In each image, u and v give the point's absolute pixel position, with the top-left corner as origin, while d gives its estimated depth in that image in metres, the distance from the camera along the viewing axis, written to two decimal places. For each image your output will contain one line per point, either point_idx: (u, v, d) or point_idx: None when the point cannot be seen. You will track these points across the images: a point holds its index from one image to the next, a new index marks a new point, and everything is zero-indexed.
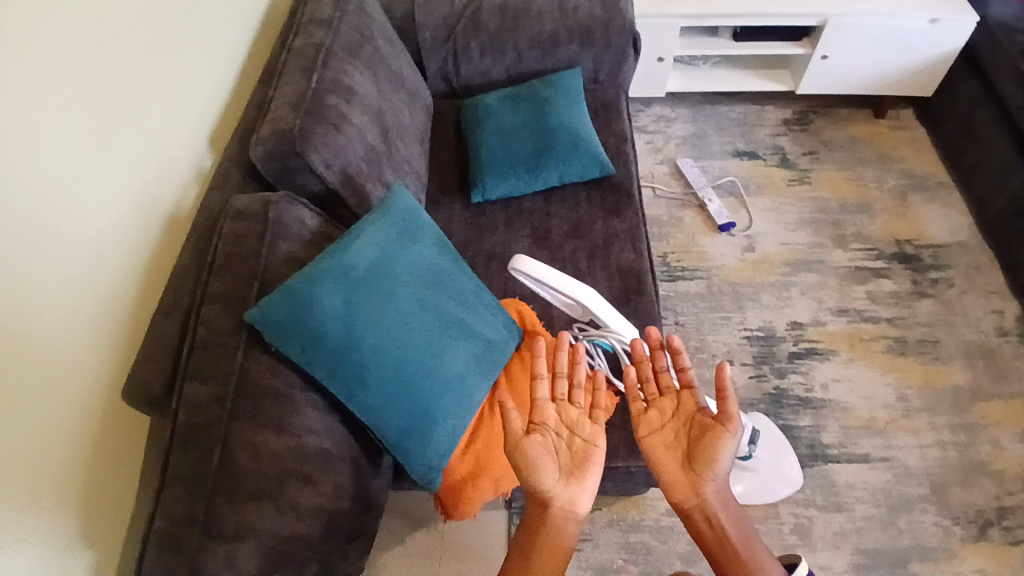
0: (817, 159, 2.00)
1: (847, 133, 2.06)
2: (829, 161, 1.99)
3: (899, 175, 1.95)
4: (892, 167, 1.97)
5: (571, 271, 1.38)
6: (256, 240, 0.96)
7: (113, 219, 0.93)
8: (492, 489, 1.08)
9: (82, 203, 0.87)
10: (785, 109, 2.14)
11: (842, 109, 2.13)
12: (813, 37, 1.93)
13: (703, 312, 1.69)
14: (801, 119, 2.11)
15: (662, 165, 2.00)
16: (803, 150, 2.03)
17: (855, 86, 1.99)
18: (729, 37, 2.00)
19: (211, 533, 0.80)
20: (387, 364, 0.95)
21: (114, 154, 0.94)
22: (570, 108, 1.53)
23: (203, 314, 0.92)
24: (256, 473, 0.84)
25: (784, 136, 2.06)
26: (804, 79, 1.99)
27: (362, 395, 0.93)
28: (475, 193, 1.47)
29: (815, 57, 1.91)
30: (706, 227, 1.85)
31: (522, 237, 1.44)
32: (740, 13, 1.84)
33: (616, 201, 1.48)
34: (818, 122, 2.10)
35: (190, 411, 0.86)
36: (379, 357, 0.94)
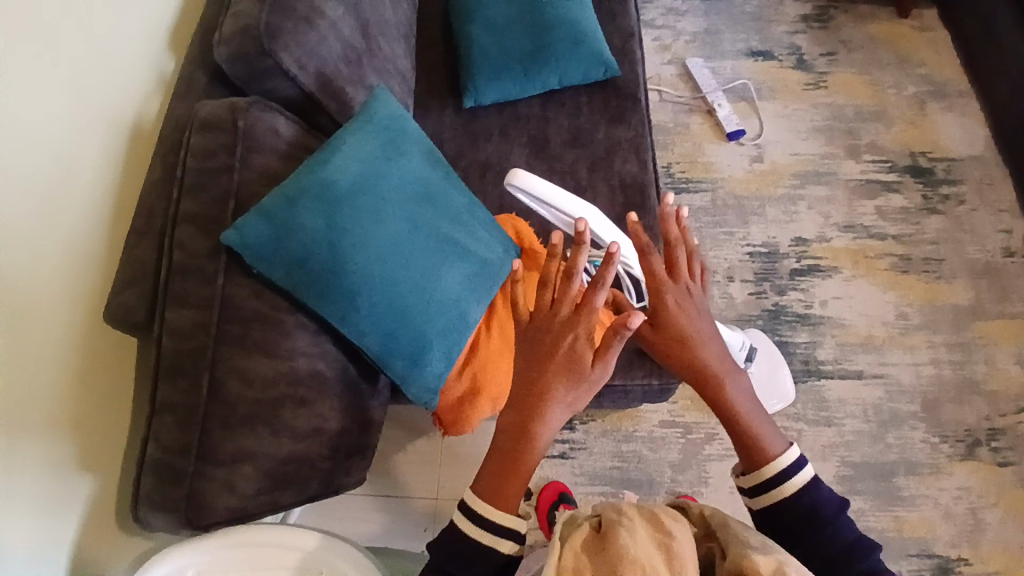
0: (836, 61, 1.85)
1: (867, 31, 1.90)
2: (848, 63, 1.85)
3: (922, 79, 1.82)
4: (912, 71, 1.83)
5: (570, 183, 1.30)
6: (227, 154, 0.87)
7: (65, 134, 0.82)
8: (491, 407, 1.06)
9: (18, 118, 0.75)
10: (805, 2, 1.96)
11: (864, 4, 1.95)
12: None
13: (706, 227, 1.63)
14: (821, 14, 1.93)
15: (669, 65, 1.85)
16: (821, 51, 1.87)
17: None
18: None
19: (207, 461, 0.79)
20: (377, 288, 0.90)
21: (53, 59, 0.81)
22: None
23: (178, 236, 0.85)
24: (248, 400, 0.81)
25: (802, 35, 1.90)
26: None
27: (355, 320, 0.89)
28: (466, 97, 1.35)
29: None
30: (714, 135, 1.74)
31: (519, 146, 1.34)
32: None
33: (619, 107, 1.37)
34: (838, 19, 1.92)
35: (175, 339, 0.81)
36: (370, 280, 0.89)
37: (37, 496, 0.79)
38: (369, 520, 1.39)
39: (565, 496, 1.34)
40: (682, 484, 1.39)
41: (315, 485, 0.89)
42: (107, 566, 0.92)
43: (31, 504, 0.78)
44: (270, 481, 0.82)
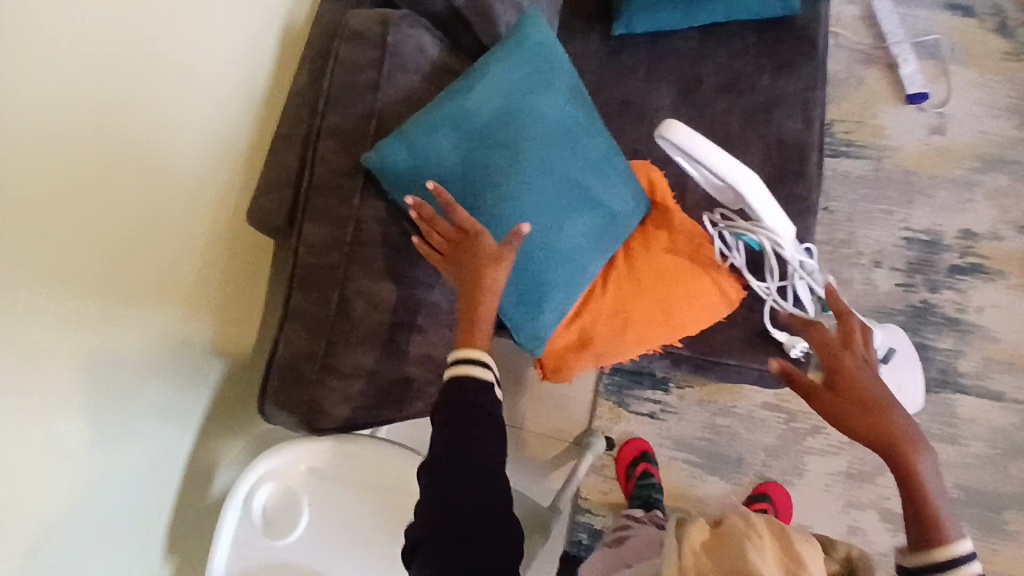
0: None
1: None
2: None
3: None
4: None
5: (719, 136, 1.18)
6: (374, 69, 0.85)
7: (217, 31, 0.82)
8: (594, 362, 1.03)
9: (178, 11, 0.75)
10: None
11: None
12: None
13: (860, 200, 1.45)
14: None
15: (853, 5, 1.59)
16: None
17: None
18: None
19: (330, 371, 0.81)
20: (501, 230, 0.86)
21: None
22: None
23: (319, 149, 0.85)
24: (370, 320, 0.82)
25: None
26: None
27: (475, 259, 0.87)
28: (618, 23, 1.23)
29: None
30: (891, 95, 1.51)
31: (667, 86, 1.22)
32: None
33: (791, 54, 1.20)
34: None
35: (310, 251, 0.82)
36: (494, 221, 0.85)
37: (179, 375, 0.86)
38: None
39: (646, 455, 1.33)
40: (773, 470, 1.33)
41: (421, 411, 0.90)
42: (230, 443, 1.01)
43: (175, 381, 0.85)
44: (383, 400, 0.84)
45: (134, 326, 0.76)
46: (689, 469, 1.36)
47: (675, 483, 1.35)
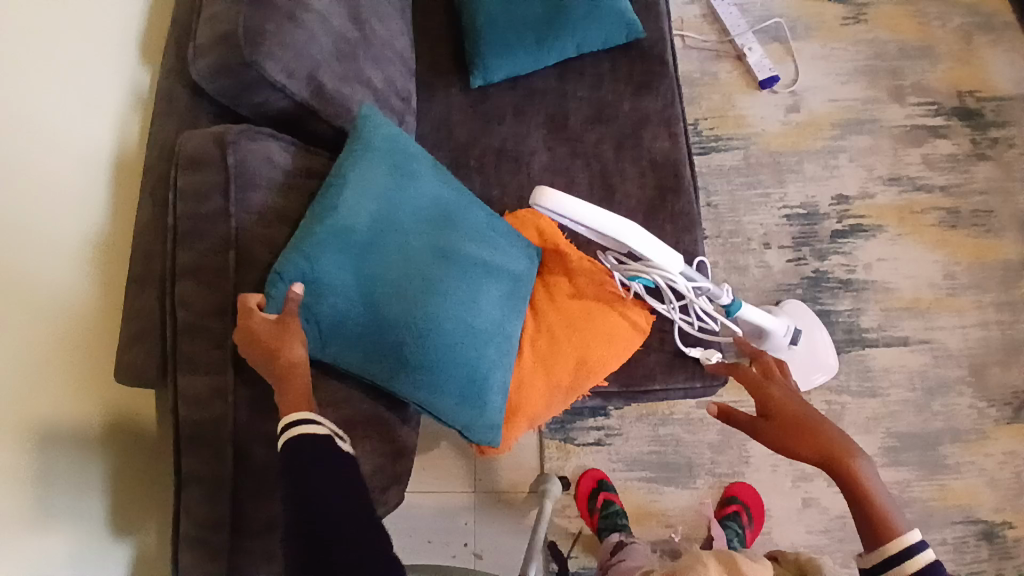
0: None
1: None
2: None
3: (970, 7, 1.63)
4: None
5: (597, 167, 1.19)
6: (221, 195, 0.78)
7: (37, 197, 0.75)
8: (528, 428, 1.01)
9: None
10: None
11: None
12: None
13: (738, 189, 1.52)
14: None
15: (692, 5, 1.66)
16: None
17: None
18: None
19: (241, 530, 0.75)
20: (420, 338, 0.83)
21: (18, 84, 0.73)
22: None
23: (179, 293, 0.78)
24: (274, 465, 0.76)
25: None
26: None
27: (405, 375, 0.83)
28: (476, 75, 1.21)
29: None
30: (746, 84, 1.60)
31: (536, 126, 1.23)
32: None
33: (646, 74, 1.23)
34: None
35: (191, 407, 0.76)
36: (410, 331, 0.83)
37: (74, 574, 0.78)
38: (416, 515, 1.38)
39: (604, 484, 1.33)
40: (723, 466, 1.37)
41: None
42: None
43: None
44: None
45: (10, 518, 0.68)
46: (645, 486, 1.37)
47: (636, 503, 1.36)
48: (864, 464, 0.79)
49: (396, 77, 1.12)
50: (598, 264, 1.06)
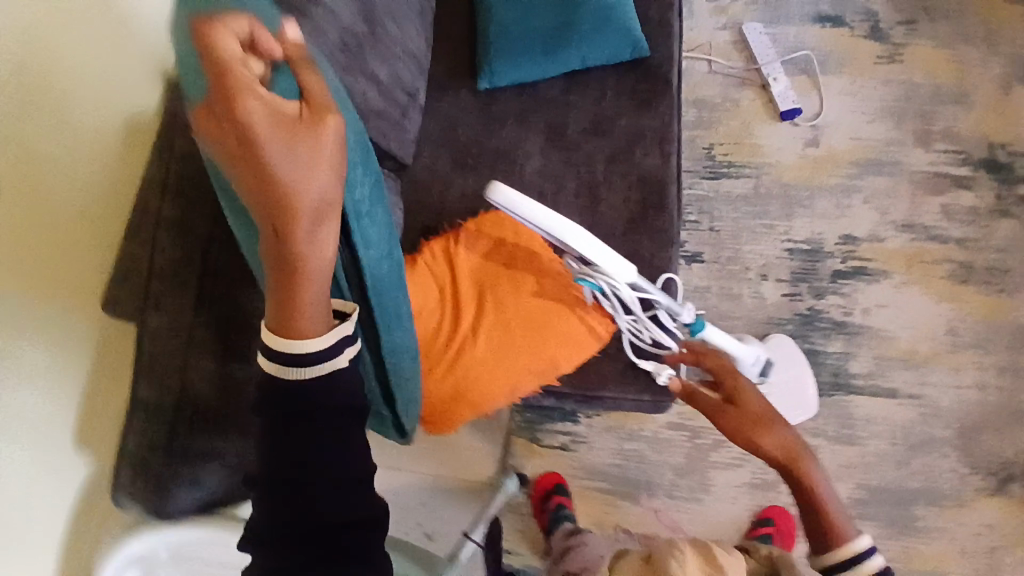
0: (915, 31, 1.61)
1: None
2: (927, 35, 1.61)
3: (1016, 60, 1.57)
4: (999, 49, 1.59)
5: (586, 177, 1.22)
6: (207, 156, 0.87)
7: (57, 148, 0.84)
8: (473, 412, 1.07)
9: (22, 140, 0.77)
10: None
11: None
12: None
13: (744, 218, 1.51)
14: None
15: (724, 30, 1.66)
16: (899, 19, 1.63)
17: None
18: None
19: (180, 459, 0.84)
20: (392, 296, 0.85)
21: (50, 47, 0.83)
22: None
23: (158, 240, 0.86)
24: (213, 405, 0.85)
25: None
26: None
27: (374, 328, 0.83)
28: (482, 78, 1.28)
29: None
30: (766, 112, 1.58)
31: (534, 132, 1.27)
32: None
33: (648, 92, 1.26)
34: None
35: (150, 343, 0.84)
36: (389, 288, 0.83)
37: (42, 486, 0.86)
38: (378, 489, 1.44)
39: (560, 489, 1.35)
40: (683, 490, 1.36)
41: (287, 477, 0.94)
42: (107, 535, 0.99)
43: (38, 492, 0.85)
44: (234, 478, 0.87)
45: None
46: (603, 497, 1.38)
47: (592, 512, 1.37)
48: (810, 465, 0.87)
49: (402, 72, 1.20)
50: (565, 268, 1.11)
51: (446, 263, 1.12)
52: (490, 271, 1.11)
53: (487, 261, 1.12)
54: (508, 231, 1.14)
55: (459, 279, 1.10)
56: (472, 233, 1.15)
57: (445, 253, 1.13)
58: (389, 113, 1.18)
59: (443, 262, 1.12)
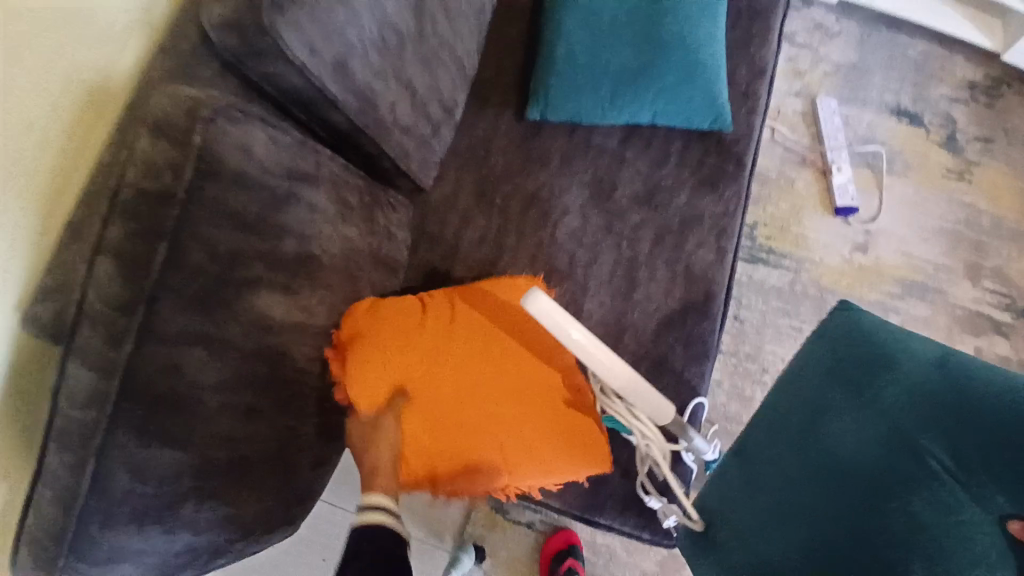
0: (989, 151, 1.50)
1: None
2: (1005, 155, 1.50)
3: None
4: None
5: (628, 252, 1.06)
6: (172, 174, 0.67)
7: None
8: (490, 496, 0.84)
9: None
10: (980, 65, 1.56)
11: None
12: None
13: (772, 313, 1.40)
14: (994, 85, 1.55)
15: (797, 99, 1.52)
16: (978, 133, 1.51)
17: None
18: None
19: (77, 555, 0.66)
20: (919, 394, 0.70)
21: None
22: (701, 14, 1.07)
23: (94, 268, 0.66)
24: (137, 495, 0.67)
25: (962, 105, 1.53)
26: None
27: (973, 473, 0.68)
28: (533, 106, 1.09)
29: None
30: (821, 202, 1.45)
31: (579, 185, 1.09)
32: None
33: (714, 171, 1.09)
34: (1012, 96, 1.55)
35: (67, 406, 0.65)
36: (817, 401, 0.73)
37: None
38: None
39: (573, 551, 1.23)
40: None
41: (215, 556, 0.79)
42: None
43: None
44: (159, 566, 0.73)
45: None
46: None
47: None
48: None
49: (449, 84, 1.03)
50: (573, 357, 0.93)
51: (446, 305, 0.91)
52: (494, 333, 0.89)
53: (488, 314, 0.90)
54: (507, 295, 0.93)
55: (455, 333, 0.88)
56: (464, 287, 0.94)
57: (440, 292, 0.93)
58: (419, 129, 0.99)
59: (439, 308, 0.91)
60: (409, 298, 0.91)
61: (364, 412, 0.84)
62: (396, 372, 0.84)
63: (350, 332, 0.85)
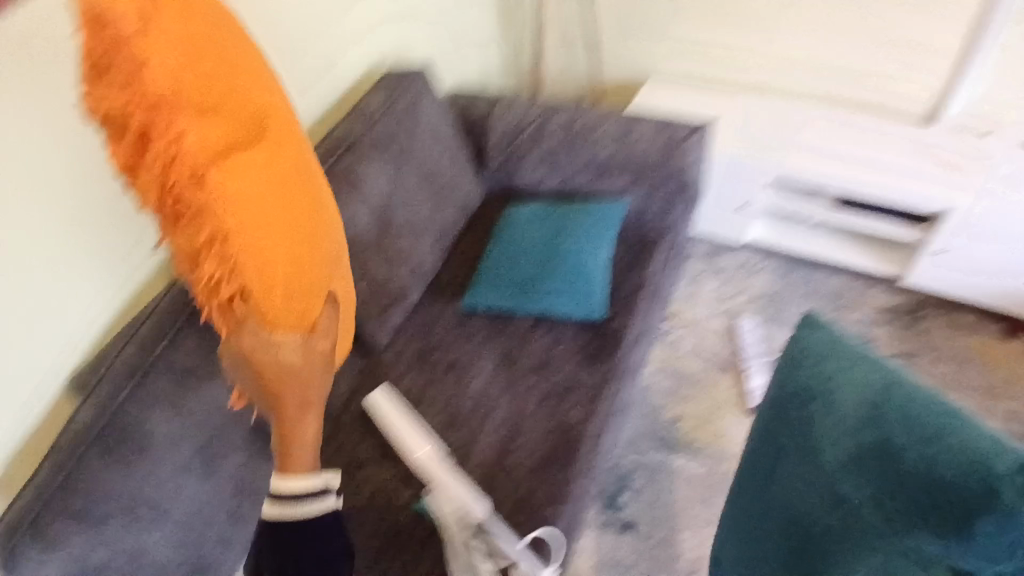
0: (911, 363, 1.65)
1: (960, 344, 1.68)
2: (925, 373, 1.63)
3: (1013, 416, 1.55)
4: (999, 407, 1.56)
5: (517, 408, 1.33)
6: (188, 301, 1.12)
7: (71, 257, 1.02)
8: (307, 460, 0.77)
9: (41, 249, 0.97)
10: (898, 294, 1.79)
11: (969, 314, 1.73)
12: (929, 225, 1.59)
13: (689, 498, 1.51)
14: (913, 312, 1.75)
15: (718, 318, 1.82)
16: (899, 350, 1.68)
17: (980, 291, 1.60)
18: (829, 201, 1.69)
19: (19, 536, 0.91)
20: (862, 442, 0.78)
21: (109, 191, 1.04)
22: (591, 240, 1.47)
23: (123, 349, 1.07)
24: (89, 498, 0.95)
25: (884, 327, 1.72)
26: (915, 265, 1.63)
27: (906, 522, 0.72)
28: (466, 296, 1.50)
29: (928, 246, 1.57)
30: (738, 403, 1.65)
31: (491, 355, 1.43)
32: (829, 176, 1.59)
33: (597, 350, 1.39)
34: (931, 321, 1.73)
35: (71, 431, 0.99)
36: (781, 452, 0.90)
37: None
38: None
39: None
40: None
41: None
42: None
43: None
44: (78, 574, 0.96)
45: None
46: None
47: None
48: None
49: (405, 279, 1.48)
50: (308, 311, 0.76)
51: (271, 95, 0.77)
52: (295, 165, 0.78)
53: (299, 171, 0.79)
54: (282, 112, 0.77)
55: (279, 166, 0.74)
56: (222, 28, 0.72)
57: (198, 30, 0.68)
58: (377, 306, 1.42)
59: (242, 94, 0.70)
60: (199, 83, 0.66)
61: (247, 269, 0.70)
62: (237, 231, 0.69)
63: (191, 145, 0.65)
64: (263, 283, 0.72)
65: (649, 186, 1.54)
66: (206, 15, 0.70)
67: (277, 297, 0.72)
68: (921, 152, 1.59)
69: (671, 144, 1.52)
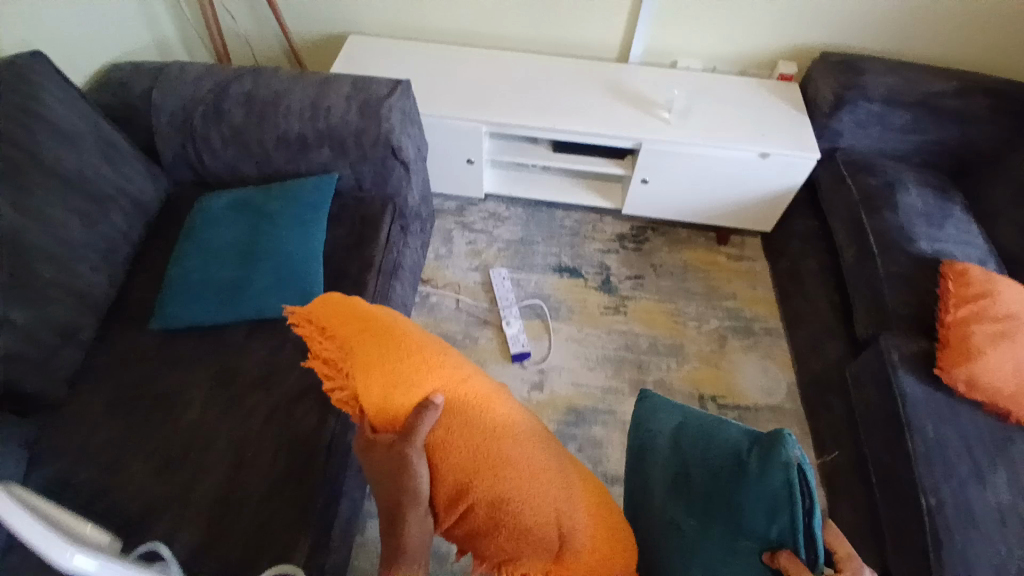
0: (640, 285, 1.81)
1: (679, 257, 1.87)
2: (652, 289, 1.80)
3: (725, 309, 1.75)
4: (718, 303, 1.76)
5: (241, 431, 1.15)
6: None
7: None
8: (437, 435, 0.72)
9: None
10: (624, 222, 1.97)
11: (683, 229, 1.94)
12: (632, 158, 1.70)
13: None
14: (637, 235, 1.93)
15: (475, 272, 1.86)
16: (629, 273, 1.84)
17: (685, 213, 1.76)
18: (547, 146, 1.75)
19: None
20: (645, 454, 0.93)
21: None
22: (294, 228, 1.33)
23: None
24: None
25: (614, 255, 1.89)
26: (627, 200, 1.74)
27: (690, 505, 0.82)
28: (153, 319, 1.26)
29: (633, 179, 1.68)
30: (500, 353, 1.66)
31: (201, 380, 1.22)
32: (536, 126, 1.62)
33: None
34: (653, 241, 1.91)
35: None
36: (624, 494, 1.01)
37: None
38: None
39: None
40: None
41: None
42: None
43: None
44: None
45: None
46: None
47: None
48: None
49: (70, 311, 1.19)
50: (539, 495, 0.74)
51: (465, 361, 0.82)
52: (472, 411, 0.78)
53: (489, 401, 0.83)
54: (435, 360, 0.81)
55: (471, 380, 0.78)
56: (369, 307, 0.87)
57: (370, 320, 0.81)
58: (35, 355, 1.13)
59: (465, 374, 0.78)
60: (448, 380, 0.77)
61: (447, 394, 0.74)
62: (512, 488, 0.71)
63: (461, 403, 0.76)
64: (499, 499, 0.71)
65: (357, 159, 1.44)
66: (391, 327, 0.79)
67: (497, 524, 0.71)
68: (616, 94, 1.70)
69: (368, 104, 1.41)
